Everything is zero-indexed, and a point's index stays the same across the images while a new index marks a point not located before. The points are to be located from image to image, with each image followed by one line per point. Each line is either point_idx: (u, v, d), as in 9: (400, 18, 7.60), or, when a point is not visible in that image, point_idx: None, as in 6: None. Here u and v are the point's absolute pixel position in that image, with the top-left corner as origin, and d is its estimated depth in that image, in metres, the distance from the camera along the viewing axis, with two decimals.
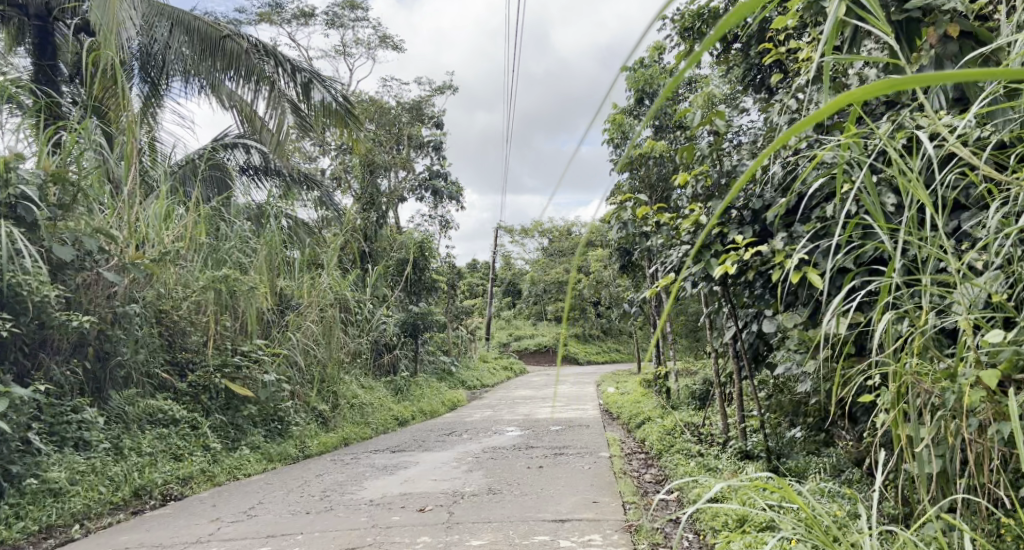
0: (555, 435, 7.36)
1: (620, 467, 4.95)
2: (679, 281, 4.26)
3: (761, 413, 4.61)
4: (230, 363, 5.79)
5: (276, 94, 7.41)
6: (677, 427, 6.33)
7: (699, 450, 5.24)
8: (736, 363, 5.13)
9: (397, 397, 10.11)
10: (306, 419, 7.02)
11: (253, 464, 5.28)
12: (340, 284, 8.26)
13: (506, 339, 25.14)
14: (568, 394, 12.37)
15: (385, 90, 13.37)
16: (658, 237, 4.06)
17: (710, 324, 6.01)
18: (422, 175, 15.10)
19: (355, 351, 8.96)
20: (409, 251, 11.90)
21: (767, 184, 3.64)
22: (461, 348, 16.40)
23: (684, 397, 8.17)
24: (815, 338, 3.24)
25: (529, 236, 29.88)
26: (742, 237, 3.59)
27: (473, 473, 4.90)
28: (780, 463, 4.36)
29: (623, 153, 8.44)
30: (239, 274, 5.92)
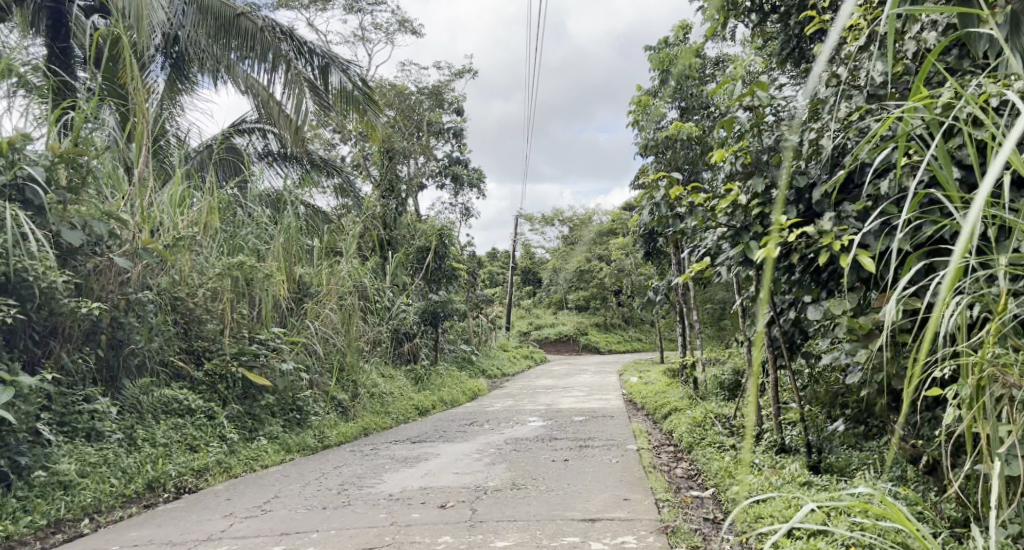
0: (579, 426, 7.16)
1: (650, 461, 4.75)
2: (715, 266, 4.03)
3: (799, 406, 4.35)
4: (247, 351, 5.67)
5: (293, 74, 7.15)
6: (707, 419, 6.10)
7: (731, 444, 5.01)
8: (770, 352, 4.87)
9: (417, 386, 9.99)
10: (326, 408, 6.89)
11: (272, 455, 5.15)
12: (359, 272, 8.12)
13: (526, 328, 24.98)
14: (590, 383, 12.18)
15: (405, 75, 13.20)
16: (693, 219, 3.82)
17: (741, 312, 5.78)
18: (442, 161, 14.92)
19: (374, 339, 8.83)
20: (429, 239, 11.74)
21: (812, 160, 3.38)
22: (482, 337, 16.26)
23: (712, 387, 7.93)
24: (866, 325, 2.98)
25: (549, 225, 29.67)
26: (785, 217, 3.33)
27: (497, 466, 4.73)
28: (821, 458, 4.11)
29: (649, 136, 8.18)
30: (254, 260, 5.82)
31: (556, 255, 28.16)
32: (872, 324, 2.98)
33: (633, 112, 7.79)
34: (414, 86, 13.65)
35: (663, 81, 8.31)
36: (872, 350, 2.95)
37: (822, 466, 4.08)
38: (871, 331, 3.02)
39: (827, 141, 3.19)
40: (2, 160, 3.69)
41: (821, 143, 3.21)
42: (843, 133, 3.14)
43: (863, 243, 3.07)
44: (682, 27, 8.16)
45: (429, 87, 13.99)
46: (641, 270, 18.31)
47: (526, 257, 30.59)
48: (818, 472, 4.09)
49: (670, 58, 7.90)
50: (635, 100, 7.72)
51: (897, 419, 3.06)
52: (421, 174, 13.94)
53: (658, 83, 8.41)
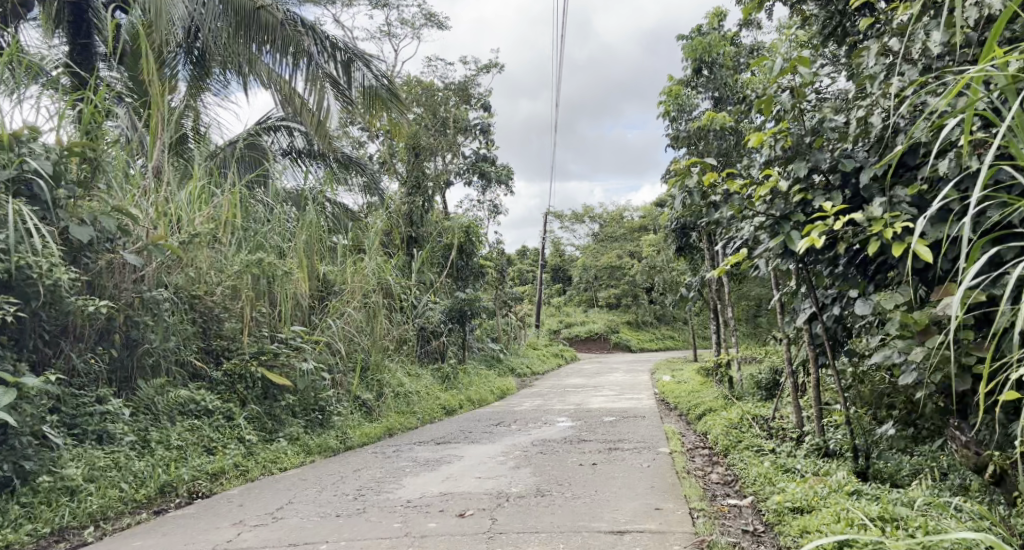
0: (608, 427, 6.91)
1: (683, 465, 4.50)
2: (752, 258, 3.75)
3: (845, 408, 4.04)
4: (267, 350, 5.54)
5: (314, 68, 6.99)
6: (743, 420, 5.81)
7: (770, 448, 4.73)
8: (812, 351, 4.55)
9: (444, 385, 9.83)
10: (350, 408, 6.76)
11: (291, 457, 5.02)
12: (384, 269, 7.98)
13: (557, 326, 24.70)
14: (621, 382, 11.90)
15: (431, 71, 13.04)
16: (727, 208, 3.56)
17: (780, 307, 5.46)
18: (470, 158, 14.76)
19: (400, 338, 8.69)
20: (456, 236, 11.58)
21: (859, 141, 3.08)
22: (511, 335, 16.04)
23: (748, 387, 7.59)
24: (924, 320, 2.68)
25: (579, 222, 29.37)
26: (830, 203, 3.04)
27: (522, 469, 4.52)
28: (870, 465, 3.82)
29: (680, 126, 7.88)
30: (272, 257, 5.71)
31: (586, 252, 27.81)
32: (929, 319, 2.69)
33: (664, 103, 7.51)
34: (441, 82, 13.49)
35: (696, 71, 8.03)
36: (929, 348, 2.65)
37: (871, 473, 3.79)
38: (929, 326, 2.71)
39: (878, 120, 2.88)
40: (7, 155, 3.62)
41: (870, 121, 2.90)
42: (894, 110, 2.83)
43: (917, 229, 2.77)
44: (717, 14, 7.87)
45: (456, 83, 13.81)
46: (673, 266, 17.91)
47: (556, 255, 30.33)
48: (868, 480, 3.80)
49: (703, 46, 7.62)
50: (667, 90, 7.43)
51: (957, 424, 2.76)
52: (448, 171, 13.79)
53: (690, 74, 8.14)
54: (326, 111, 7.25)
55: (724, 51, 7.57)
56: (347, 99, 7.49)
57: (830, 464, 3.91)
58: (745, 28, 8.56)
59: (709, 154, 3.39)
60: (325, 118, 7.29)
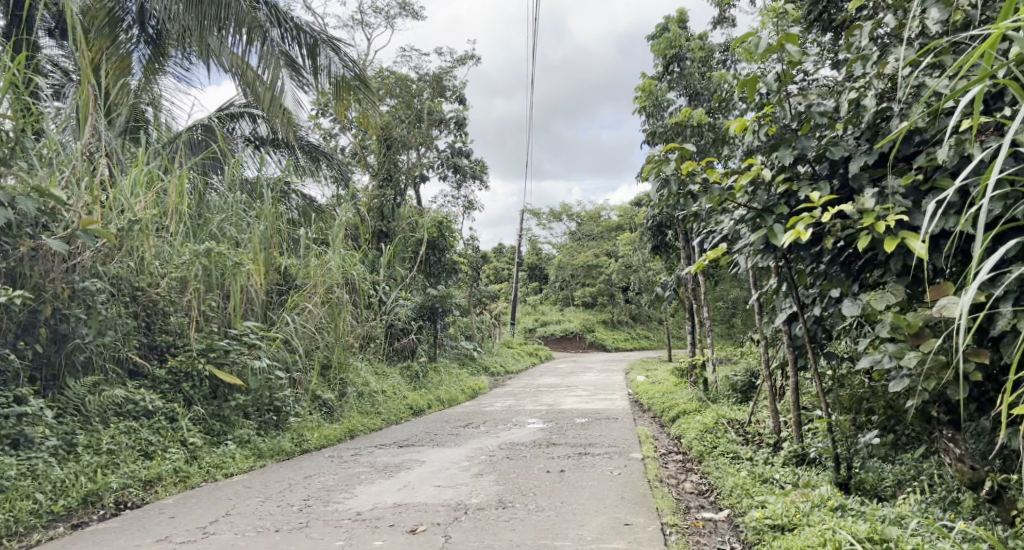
0: (580, 429, 6.65)
1: (655, 473, 4.27)
2: (732, 253, 3.50)
3: (826, 414, 3.83)
4: (216, 347, 5.19)
5: (268, 48, 6.60)
6: (718, 424, 5.59)
7: (747, 454, 4.51)
8: (791, 354, 4.32)
9: (413, 384, 9.51)
10: (308, 409, 6.42)
11: (239, 461, 4.69)
12: (349, 264, 7.64)
13: (532, 324, 24.46)
14: (595, 382, 11.69)
15: (405, 62, 12.67)
16: (706, 200, 3.31)
17: (760, 307, 5.24)
18: (445, 152, 14.44)
19: (366, 335, 8.36)
20: (430, 231, 11.28)
21: (849, 127, 2.83)
22: (484, 333, 15.75)
23: (724, 389, 7.40)
24: (916, 323, 2.46)
25: (556, 220, 29.20)
26: (817, 194, 2.80)
27: (484, 477, 4.24)
28: (852, 475, 3.61)
29: (656, 121, 7.66)
30: (222, 247, 5.37)
31: (563, 250, 27.60)
32: (921, 322, 2.47)
33: (638, 98, 7.26)
34: (415, 73, 13.14)
35: (667, 68, 7.72)
36: (924, 354, 2.43)
37: (853, 484, 3.58)
38: (922, 329, 2.49)
39: (874, 102, 2.62)
40: None
41: (862, 104, 2.65)
42: (890, 92, 2.59)
43: (912, 222, 2.54)
44: (684, 13, 7.74)
45: (431, 74, 13.41)
46: (650, 266, 17.70)
47: (533, 253, 30.13)
48: (849, 491, 3.58)
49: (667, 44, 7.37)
50: (641, 86, 7.18)
51: (953, 436, 2.56)
52: (420, 165, 13.45)
53: (662, 70, 7.86)
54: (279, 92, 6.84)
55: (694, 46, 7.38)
56: (301, 77, 7.02)
57: (810, 475, 3.70)
58: (719, 25, 8.37)
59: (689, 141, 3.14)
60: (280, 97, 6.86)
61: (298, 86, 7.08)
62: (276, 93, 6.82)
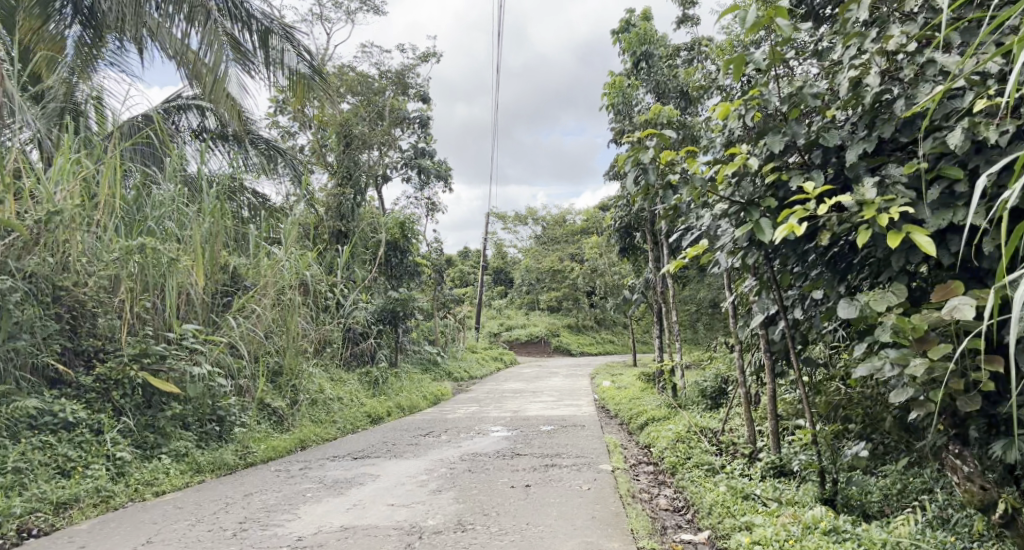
0: (545, 438, 6.34)
1: (627, 488, 3.98)
2: (714, 250, 3.23)
3: (810, 426, 3.59)
4: (151, 352, 4.73)
5: (212, 27, 6.09)
6: (691, 432, 5.33)
7: (723, 467, 4.26)
8: (769, 361, 4.07)
9: (372, 390, 9.09)
10: (255, 418, 5.98)
11: (173, 477, 4.25)
12: (302, 264, 7.19)
13: (497, 328, 24.12)
14: (561, 387, 11.41)
15: (365, 58, 12.23)
16: (686, 191, 3.03)
17: (735, 311, 4.99)
18: (408, 152, 14.04)
19: (320, 339, 7.92)
20: (391, 231, 10.86)
21: (844, 111, 2.57)
22: (448, 337, 15.36)
23: (693, 395, 7.16)
24: (921, 329, 2.22)
25: (522, 224, 28.94)
26: (810, 184, 2.53)
27: (443, 494, 3.89)
28: (838, 491, 3.34)
29: (623, 118, 7.39)
30: (157, 242, 4.93)
31: (529, 254, 27.33)
32: (926, 326, 2.23)
33: (606, 96, 6.95)
34: (376, 70, 12.71)
35: (634, 65, 7.42)
36: (930, 362, 2.19)
37: (839, 500, 3.28)
38: (927, 333, 2.26)
39: (877, 80, 2.33)
40: None
41: (861, 84, 2.38)
42: (894, 72, 2.32)
43: (917, 215, 2.28)
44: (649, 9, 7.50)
45: (393, 71, 12.98)
46: (617, 269, 17.50)
47: (499, 257, 29.82)
48: (836, 508, 3.28)
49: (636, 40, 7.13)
50: (609, 83, 6.91)
51: (966, 467, 2.35)
52: (382, 164, 13.01)
53: (630, 67, 7.54)
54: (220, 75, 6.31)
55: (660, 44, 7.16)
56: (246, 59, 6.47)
57: (793, 490, 3.45)
58: (683, 24, 8.18)
59: (667, 129, 2.88)
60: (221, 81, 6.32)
61: (243, 69, 6.50)
62: (218, 77, 6.28)
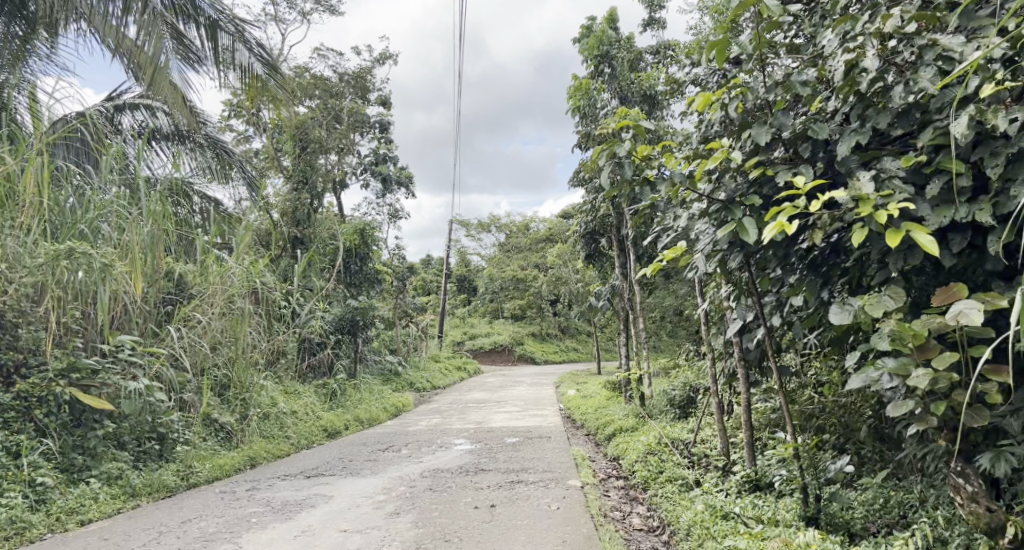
0: (510, 451, 6.08)
1: (599, 506, 3.75)
2: (692, 253, 3.04)
3: (790, 439, 3.37)
4: (80, 366, 4.37)
5: (151, 14, 5.74)
6: (662, 444, 5.13)
7: (697, 481, 4.07)
8: (744, 370, 3.89)
9: (330, 403, 8.70)
10: (200, 435, 5.58)
11: (102, 503, 3.86)
12: (254, 271, 6.80)
13: (461, 337, 23.73)
14: (525, 397, 11.14)
15: (321, 60, 11.85)
16: (664, 189, 2.83)
17: (707, 318, 4.82)
18: (367, 157, 13.67)
19: (273, 350, 7.52)
20: (350, 238, 10.50)
21: (834, 100, 2.41)
22: (410, 347, 14.96)
23: (661, 404, 6.96)
24: (923, 337, 2.05)
25: (485, 232, 28.67)
26: (800, 179, 2.36)
27: (401, 517, 3.60)
28: (821, 508, 3.14)
29: (587, 122, 7.20)
30: (88, 246, 4.54)
31: (493, 262, 27.06)
32: (927, 333, 2.07)
33: (571, 99, 6.76)
34: (334, 72, 12.34)
35: (598, 69, 7.21)
36: (934, 372, 2.02)
37: (823, 519, 3.08)
38: (929, 340, 2.09)
39: (872, 65, 2.17)
40: None
41: (854, 70, 2.22)
42: (889, 57, 2.17)
43: (916, 212, 2.12)
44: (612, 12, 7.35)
45: (351, 73, 12.62)
46: (580, 276, 17.35)
47: (462, 265, 29.50)
48: (819, 527, 3.08)
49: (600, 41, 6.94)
50: (574, 86, 6.70)
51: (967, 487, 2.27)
52: (340, 169, 12.62)
53: (592, 70, 7.30)
54: (160, 68, 5.92)
55: (623, 46, 7.00)
56: (188, 50, 6.19)
57: (773, 507, 3.27)
58: (648, 27, 8.07)
59: (642, 121, 2.72)
60: (161, 73, 5.92)
61: (186, 62, 6.22)
62: (159, 67, 5.90)
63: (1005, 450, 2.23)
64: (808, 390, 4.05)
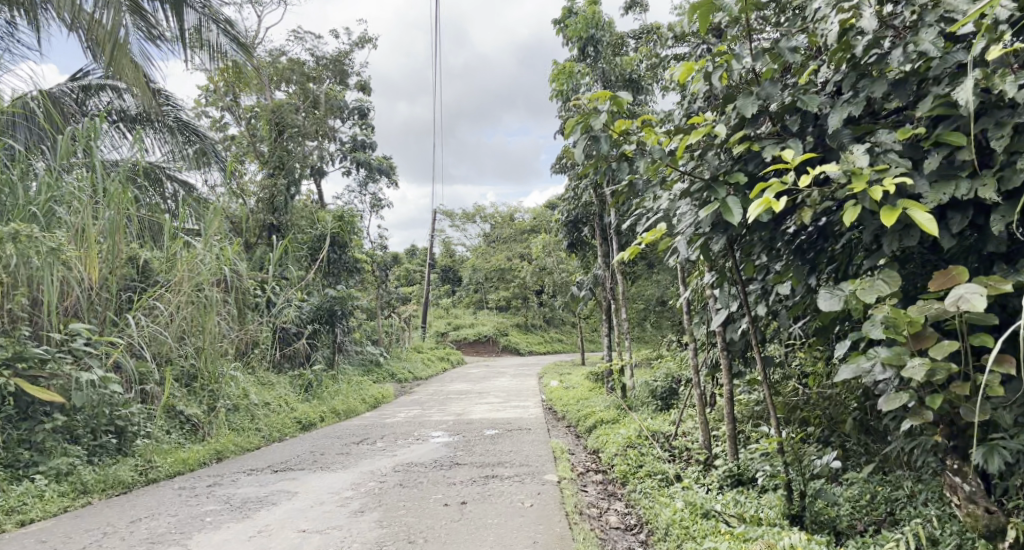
0: (488, 444, 5.90)
1: (575, 502, 3.58)
2: (671, 235, 2.85)
3: (774, 433, 3.19)
4: (27, 355, 4.14)
5: None
6: (642, 437, 4.95)
7: (678, 475, 3.91)
8: (726, 360, 3.70)
9: (305, 394, 8.48)
10: (163, 428, 5.34)
11: (46, 501, 3.64)
12: (223, 258, 6.54)
13: (444, 328, 23.49)
14: (507, 388, 10.96)
15: (298, 43, 11.52)
16: (644, 166, 2.65)
17: (690, 307, 4.66)
18: (347, 144, 13.37)
19: (244, 340, 7.27)
20: (327, 226, 10.24)
21: (827, 69, 2.24)
22: (393, 338, 14.73)
23: (643, 395, 6.81)
24: (918, 324, 1.88)
25: (469, 222, 28.41)
26: (789, 153, 2.18)
27: (365, 516, 3.39)
28: (806, 507, 2.98)
29: (569, 107, 6.99)
30: (33, 229, 4.28)
31: (477, 253, 26.81)
32: (923, 319, 1.90)
33: (554, 82, 6.52)
34: (312, 56, 12.01)
35: (582, 53, 7.00)
36: (931, 363, 1.85)
37: (808, 517, 2.92)
38: (925, 327, 1.92)
39: (870, 28, 2.01)
40: None
41: (851, 33, 2.06)
42: (885, 18, 2.00)
43: (913, 187, 1.95)
44: None
45: (329, 57, 12.29)
46: (564, 266, 17.19)
47: (446, 256, 29.30)
48: (803, 526, 2.93)
49: (585, 22, 6.70)
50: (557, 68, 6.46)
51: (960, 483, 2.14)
52: (318, 155, 12.31)
53: (576, 54, 7.07)
54: (120, 43, 5.59)
55: (607, 28, 6.77)
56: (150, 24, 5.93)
57: (757, 506, 3.11)
58: (633, 10, 7.85)
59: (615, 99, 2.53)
60: (120, 49, 5.59)
61: (146, 35, 5.96)
62: (120, 42, 5.58)
63: (999, 444, 2.06)
64: (792, 381, 3.88)
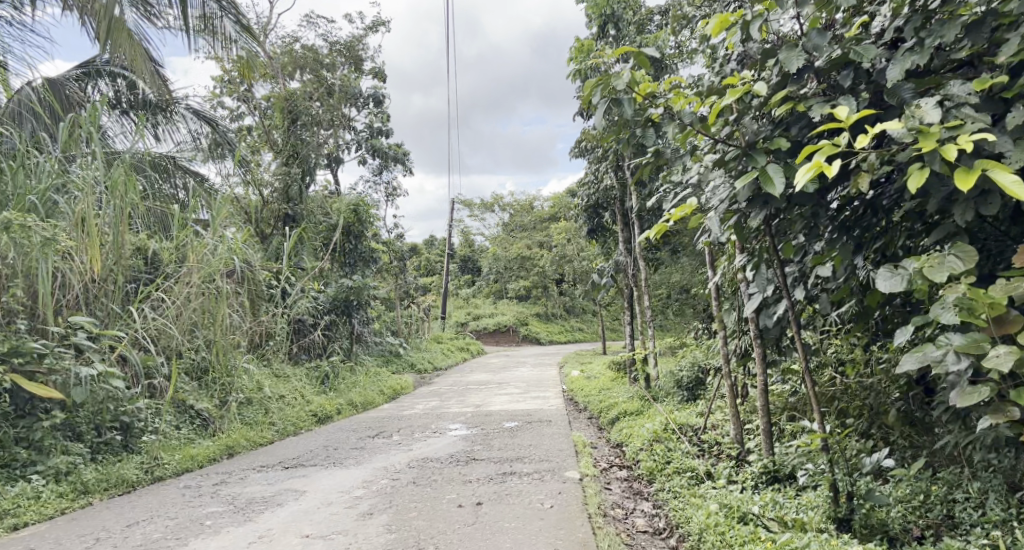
0: (506, 437, 5.68)
1: (598, 503, 3.33)
2: (702, 213, 2.57)
3: (817, 428, 2.90)
4: (24, 350, 3.97)
5: None
6: (669, 430, 4.68)
7: (710, 473, 3.63)
8: (758, 348, 3.41)
9: (322, 387, 8.32)
10: (172, 423, 5.19)
11: (43, 503, 3.48)
12: (235, 248, 6.38)
13: (464, 318, 23.30)
14: (527, 378, 10.72)
15: (311, 30, 11.31)
16: (673, 134, 2.37)
17: (719, 293, 4.38)
18: (363, 133, 13.20)
19: (257, 332, 7.11)
20: (342, 215, 10.04)
21: (885, 15, 1.96)
22: (412, 328, 14.55)
23: (668, 384, 6.53)
24: (1002, 307, 1.61)
25: (488, 211, 28.16)
26: (843, 110, 1.90)
27: (373, 519, 3.17)
28: (853, 510, 2.69)
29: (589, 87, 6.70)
30: (28, 218, 4.14)
31: (496, 242, 26.56)
32: (1007, 301, 1.63)
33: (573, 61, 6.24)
34: (327, 44, 11.82)
35: (602, 31, 6.70)
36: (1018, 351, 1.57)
37: (857, 521, 2.63)
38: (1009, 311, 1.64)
39: None
40: None
41: None
42: None
43: (993, 144, 1.66)
44: None
45: (343, 43, 12.06)
46: (584, 253, 16.88)
47: (466, 245, 29.07)
48: (852, 532, 2.64)
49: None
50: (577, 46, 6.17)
51: None
52: (333, 144, 12.12)
53: (596, 31, 6.77)
54: (117, 23, 5.39)
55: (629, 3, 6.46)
56: (148, 6, 5.72)
57: (798, 509, 2.83)
58: None
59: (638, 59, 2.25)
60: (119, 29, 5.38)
61: (144, 17, 5.75)
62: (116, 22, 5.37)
63: None
64: (829, 370, 3.58)
